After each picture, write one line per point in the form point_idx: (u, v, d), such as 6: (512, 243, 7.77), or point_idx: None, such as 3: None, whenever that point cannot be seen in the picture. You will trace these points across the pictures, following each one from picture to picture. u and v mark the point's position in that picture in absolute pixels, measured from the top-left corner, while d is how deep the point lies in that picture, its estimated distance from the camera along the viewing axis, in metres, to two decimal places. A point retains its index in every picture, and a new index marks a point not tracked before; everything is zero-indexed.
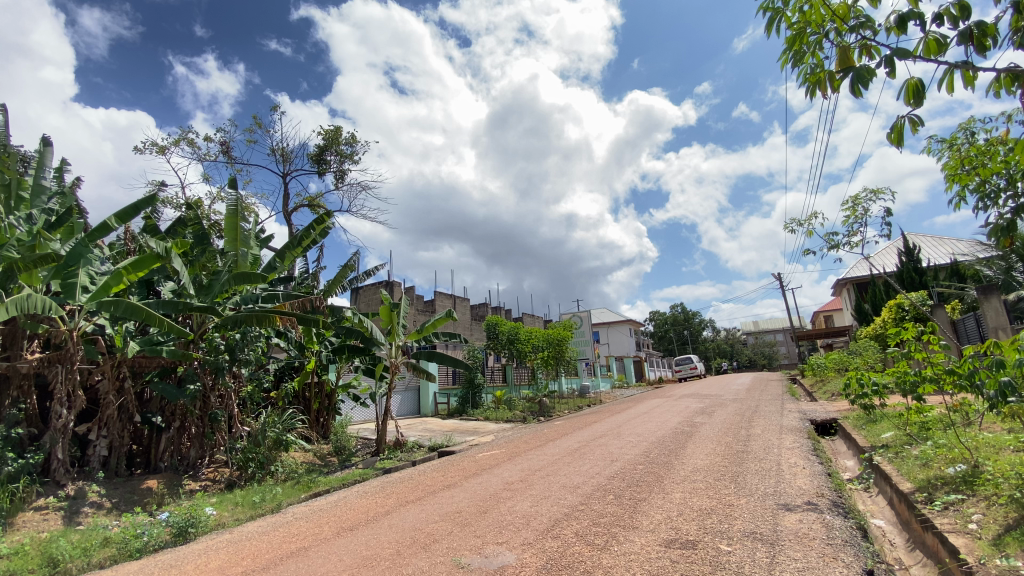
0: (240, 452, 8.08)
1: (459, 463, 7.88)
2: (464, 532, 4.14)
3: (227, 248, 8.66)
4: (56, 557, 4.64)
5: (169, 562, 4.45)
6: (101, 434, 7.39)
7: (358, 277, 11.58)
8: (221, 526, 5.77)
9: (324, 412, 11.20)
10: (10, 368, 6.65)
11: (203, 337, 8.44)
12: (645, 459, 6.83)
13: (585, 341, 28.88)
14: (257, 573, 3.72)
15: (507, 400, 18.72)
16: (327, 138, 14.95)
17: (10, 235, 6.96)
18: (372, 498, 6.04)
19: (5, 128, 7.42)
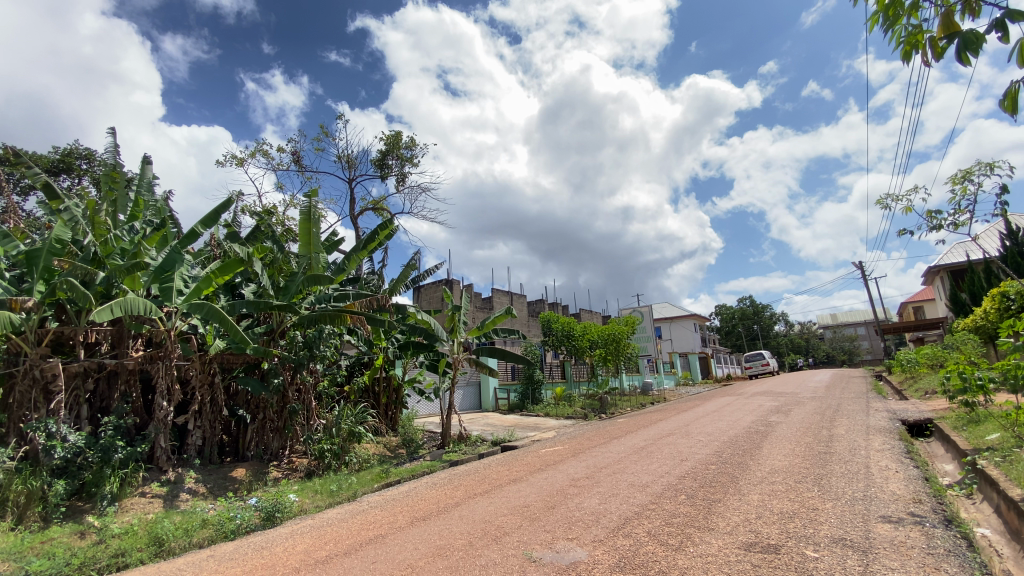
0: (317, 444, 8.58)
1: (523, 458, 7.94)
2: (533, 526, 4.16)
3: (302, 252, 9.20)
4: (161, 537, 5.11)
5: (260, 544, 4.79)
6: (196, 425, 8.07)
7: (418, 277, 11.93)
8: (304, 511, 6.16)
9: (392, 405, 11.57)
10: (119, 365, 7.40)
11: (282, 335, 9.00)
12: (718, 459, 6.54)
13: (646, 337, 28.14)
14: (340, 557, 3.92)
15: (567, 397, 18.62)
16: (388, 144, 15.49)
17: (116, 245, 7.72)
18: (442, 490, 6.20)
19: (111, 149, 8.29)
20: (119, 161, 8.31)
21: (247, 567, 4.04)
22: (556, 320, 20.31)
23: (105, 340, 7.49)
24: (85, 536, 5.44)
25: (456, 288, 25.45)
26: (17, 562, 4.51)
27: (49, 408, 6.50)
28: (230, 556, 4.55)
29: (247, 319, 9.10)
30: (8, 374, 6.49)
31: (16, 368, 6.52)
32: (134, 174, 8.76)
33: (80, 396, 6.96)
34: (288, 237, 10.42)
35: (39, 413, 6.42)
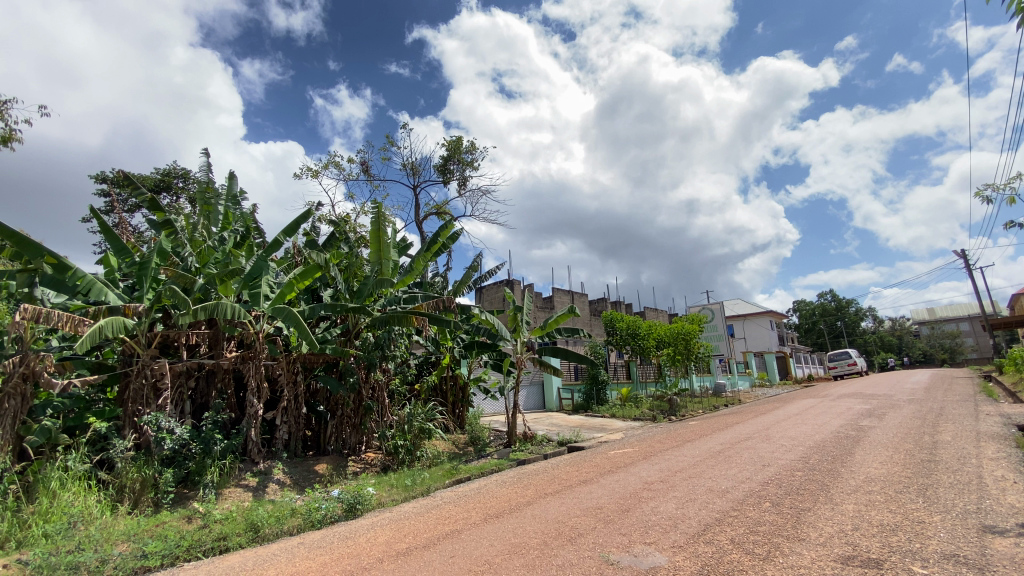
0: (391, 439, 9.02)
1: (592, 460, 7.84)
2: (608, 529, 4.10)
3: (373, 257, 9.60)
4: (256, 524, 5.50)
5: (344, 534, 5.04)
6: (283, 420, 8.63)
7: (480, 278, 12.12)
8: (382, 504, 6.44)
9: (458, 404, 11.78)
10: (216, 364, 8.05)
11: (357, 336, 9.44)
12: (804, 465, 6.13)
13: (717, 336, 26.92)
14: (420, 550, 4.05)
15: (634, 398, 18.22)
16: (449, 149, 15.87)
17: (211, 255, 8.48)
18: (513, 488, 6.26)
19: (204, 167, 9.07)
20: (211, 178, 9.13)
21: (334, 555, 4.27)
22: (619, 319, 19.91)
23: (204, 342, 8.17)
24: (192, 521, 5.99)
25: (518, 288, 25.64)
26: (136, 543, 5.05)
27: (158, 404, 7.21)
28: (319, 543, 4.84)
29: (325, 321, 9.64)
30: (125, 373, 7.24)
31: (131, 368, 7.26)
32: (225, 189, 9.58)
33: (183, 393, 7.67)
34: (360, 243, 10.94)
35: (150, 408, 7.13)
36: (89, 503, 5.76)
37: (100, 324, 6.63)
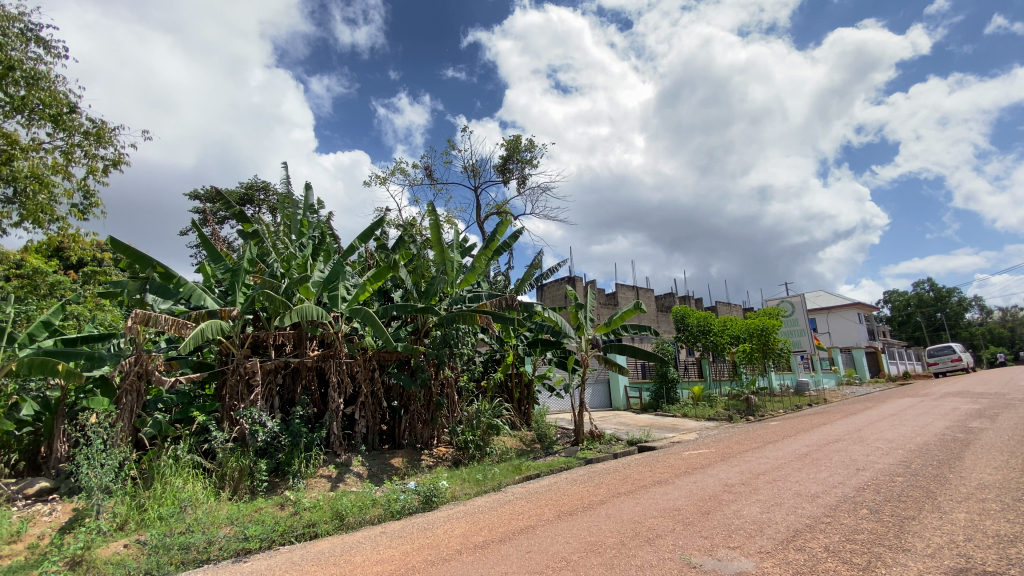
0: (461, 435, 9.24)
1: (666, 460, 7.61)
2: (688, 531, 3.98)
3: (439, 258, 9.89)
4: (341, 513, 5.84)
5: (422, 525, 5.23)
6: (361, 415, 9.11)
7: (542, 275, 12.13)
8: (456, 498, 6.62)
9: (524, 401, 11.84)
10: (300, 363, 8.58)
11: (426, 335, 9.80)
12: (905, 470, 5.61)
13: (798, 331, 25.23)
14: (496, 544, 4.13)
15: (706, 397, 17.51)
16: (509, 149, 16.00)
17: (293, 260, 9.10)
18: (585, 486, 6.21)
19: (283, 180, 9.74)
20: (289, 189, 9.79)
21: (414, 545, 4.43)
22: (689, 314, 19.10)
23: (289, 341, 8.76)
24: (284, 507, 6.47)
25: (580, 285, 25.40)
26: (237, 526, 5.53)
27: (252, 399, 7.84)
28: (399, 533, 5.06)
29: (396, 320, 10.04)
30: (223, 371, 7.93)
31: (227, 366, 7.94)
32: (302, 199, 10.22)
33: (273, 389, 8.29)
34: (426, 245, 11.30)
35: (245, 403, 7.75)
36: (196, 489, 6.36)
37: (200, 326, 7.29)
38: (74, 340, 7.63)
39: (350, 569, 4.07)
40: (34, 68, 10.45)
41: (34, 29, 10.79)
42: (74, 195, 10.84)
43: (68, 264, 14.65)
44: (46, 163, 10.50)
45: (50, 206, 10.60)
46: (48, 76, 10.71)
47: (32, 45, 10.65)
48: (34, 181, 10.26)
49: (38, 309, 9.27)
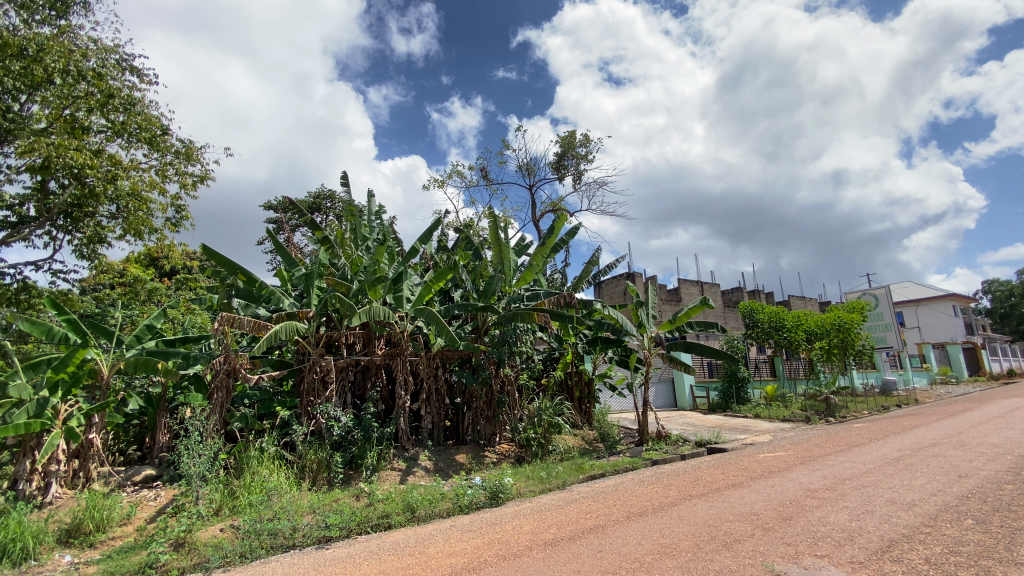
0: (523, 432, 9.31)
1: (739, 462, 7.29)
2: (769, 536, 3.80)
3: (496, 258, 9.99)
4: (412, 505, 6.05)
5: (490, 521, 5.32)
6: (427, 411, 9.39)
7: (600, 272, 11.97)
8: (522, 495, 6.67)
9: (585, 400, 11.66)
10: (369, 361, 8.97)
11: (487, 333, 9.98)
12: (1017, 478, 5.04)
13: (883, 326, 23.38)
14: (566, 542, 4.13)
15: (780, 397, 16.57)
16: (564, 145, 15.89)
17: (360, 264, 9.53)
18: (653, 487, 6.07)
19: (348, 187, 10.22)
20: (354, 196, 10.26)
21: (485, 539, 4.53)
22: (759, 310, 18.22)
23: (359, 341, 9.18)
24: (360, 498, 6.80)
25: (640, 281, 24.81)
26: (319, 515, 5.87)
27: (327, 395, 8.30)
28: (469, 527, 5.18)
29: (457, 319, 10.27)
30: (300, 368, 8.46)
31: (304, 364, 8.45)
32: (366, 205, 10.69)
33: (345, 385, 8.73)
34: (483, 245, 11.45)
35: (321, 398, 8.23)
36: (280, 479, 6.81)
37: (278, 328, 7.77)
38: (173, 341, 8.40)
39: (424, 559, 4.23)
40: (131, 95, 11.58)
41: (129, 60, 11.96)
42: (167, 210, 11.90)
43: (163, 273, 16.09)
44: (143, 181, 11.60)
45: (147, 220, 11.70)
46: (142, 101, 11.84)
47: (128, 74, 11.80)
48: (134, 198, 11.35)
49: (141, 314, 10.26)
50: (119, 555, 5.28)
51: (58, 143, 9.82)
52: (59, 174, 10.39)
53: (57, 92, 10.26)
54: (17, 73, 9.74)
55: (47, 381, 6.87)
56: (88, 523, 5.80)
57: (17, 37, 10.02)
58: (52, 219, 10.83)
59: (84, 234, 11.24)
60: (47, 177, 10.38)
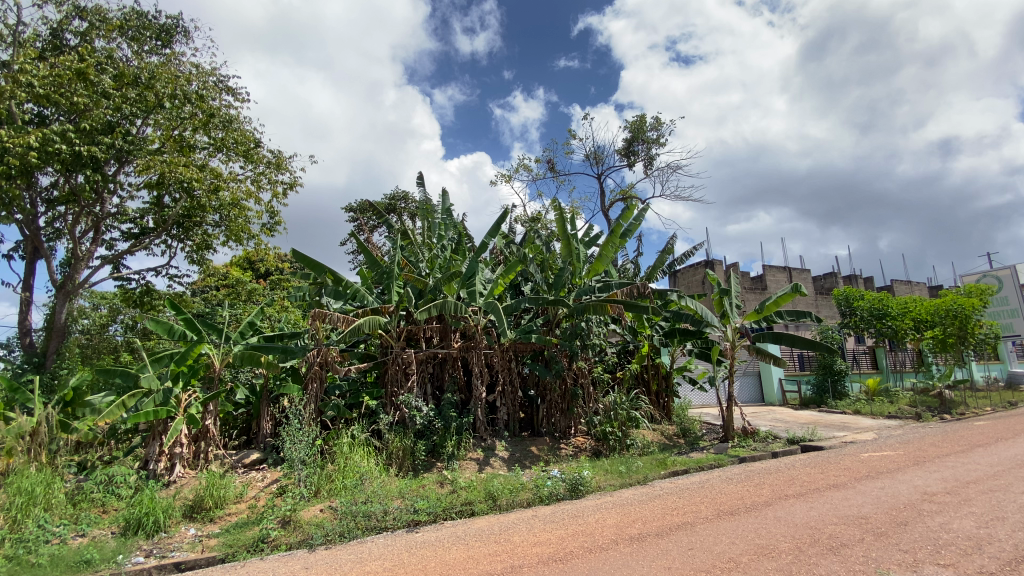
0: (599, 426, 9.17)
1: (839, 462, 6.75)
2: (881, 542, 3.50)
3: (566, 250, 9.91)
4: (493, 494, 6.19)
5: (572, 512, 5.33)
6: (502, 402, 9.55)
7: (676, 261, 11.50)
8: (603, 488, 6.60)
9: (663, 394, 11.26)
10: (446, 354, 9.25)
11: (558, 326, 9.93)
12: None
13: (1010, 311, 20.58)
14: (653, 538, 4.05)
15: (884, 391, 15.09)
16: (633, 130, 15.42)
17: (435, 260, 9.86)
18: (744, 486, 5.76)
19: (421, 187, 10.57)
20: (425, 195, 10.61)
21: (569, 531, 4.54)
22: (857, 296, 17.05)
23: (436, 334, 9.48)
24: (444, 485, 7.08)
25: (719, 269, 23.62)
26: (407, 500, 6.18)
27: (409, 385, 8.69)
28: (551, 518, 5.21)
29: (529, 313, 10.31)
30: (384, 361, 8.90)
31: (387, 357, 8.89)
32: (438, 203, 11.01)
33: (425, 377, 9.06)
34: (552, 237, 11.38)
35: (403, 388, 8.63)
36: (371, 465, 7.23)
37: (361, 322, 8.22)
38: (273, 336, 9.16)
39: (510, 547, 4.32)
40: (228, 113, 12.71)
41: (225, 80, 13.10)
42: (262, 216, 12.97)
43: (259, 274, 17.53)
44: (241, 191, 12.71)
45: (246, 226, 12.83)
46: (238, 117, 12.96)
47: (225, 93, 12.95)
48: (234, 207, 12.47)
49: (244, 312, 11.25)
50: (235, 529, 5.87)
51: (170, 161, 11.06)
52: (171, 188, 11.63)
53: (167, 115, 11.49)
54: (134, 100, 11.00)
55: (170, 373, 7.73)
56: (208, 500, 6.49)
57: (134, 68, 11.32)
58: (167, 229, 12.12)
59: (194, 241, 12.50)
60: (162, 192, 11.65)
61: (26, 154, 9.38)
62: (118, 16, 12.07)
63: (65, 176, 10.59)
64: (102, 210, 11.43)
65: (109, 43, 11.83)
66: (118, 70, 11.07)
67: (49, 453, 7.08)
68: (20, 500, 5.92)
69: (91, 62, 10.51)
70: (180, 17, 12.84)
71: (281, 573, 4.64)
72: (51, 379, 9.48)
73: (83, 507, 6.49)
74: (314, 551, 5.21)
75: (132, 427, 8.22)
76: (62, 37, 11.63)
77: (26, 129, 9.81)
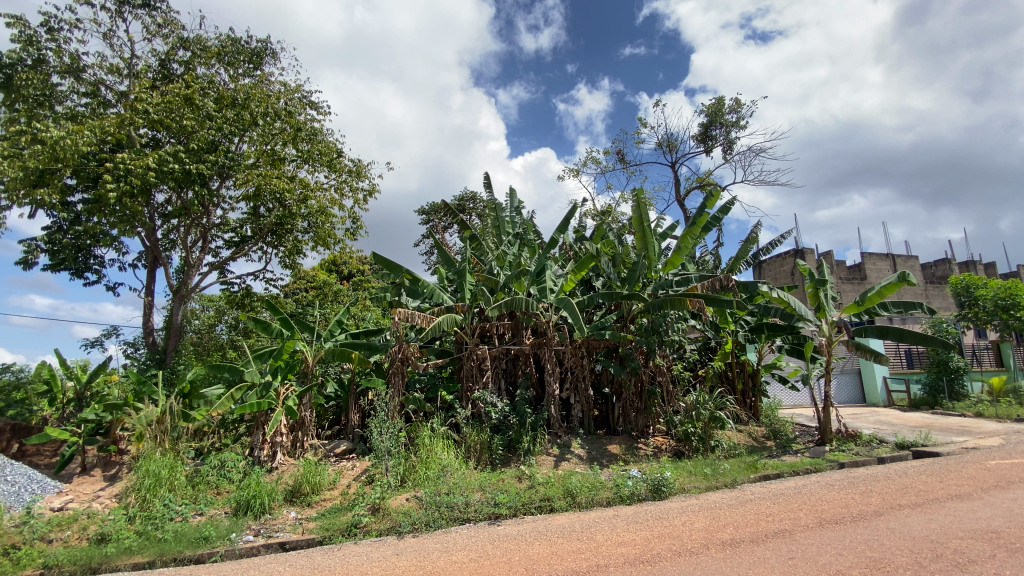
0: (680, 426, 8.81)
1: (962, 470, 6.01)
2: (1020, 560, 3.08)
3: (640, 243, 9.61)
4: (572, 491, 6.17)
5: (656, 514, 5.18)
6: (576, 399, 9.46)
7: (760, 252, 10.80)
8: (687, 490, 6.36)
9: (750, 393, 10.59)
10: (519, 350, 9.31)
11: (633, 321, 9.66)
12: None
13: None
14: (747, 544, 3.85)
15: (1015, 391, 13.27)
16: (710, 114, 14.67)
17: (506, 257, 9.94)
18: (847, 493, 5.30)
19: (490, 186, 10.72)
20: (494, 195, 10.76)
21: (655, 532, 4.42)
22: (979, 285, 15.09)
23: (508, 331, 9.56)
24: (522, 480, 7.15)
25: (809, 258, 21.91)
26: (488, 493, 6.31)
27: (483, 381, 8.86)
28: (634, 518, 5.10)
29: (601, 309, 10.15)
30: (459, 356, 9.14)
31: (462, 353, 9.12)
32: (506, 203, 11.12)
33: (499, 374, 9.19)
34: (624, 230, 11.10)
35: (478, 384, 8.80)
36: (451, 457, 7.44)
37: (440, 320, 8.53)
38: (357, 334, 9.70)
39: (594, 546, 4.27)
40: (313, 126, 13.62)
41: (309, 96, 14.03)
42: (346, 221, 13.77)
43: (343, 276, 18.63)
44: (327, 199, 13.58)
45: (332, 232, 13.72)
46: (321, 130, 13.86)
47: (309, 108, 13.88)
48: (321, 214, 13.39)
49: (332, 312, 12.01)
50: (331, 514, 6.29)
51: (265, 174, 12.09)
52: (266, 199, 12.67)
53: (261, 131, 12.52)
54: (232, 119, 12.08)
55: (270, 367, 8.47)
56: (306, 486, 7.01)
57: (231, 90, 12.42)
58: (263, 237, 13.19)
59: (287, 247, 13.50)
60: (258, 203, 12.70)
61: (147, 174, 10.61)
62: (216, 44, 13.32)
63: (177, 193, 11.85)
64: (208, 221, 12.66)
65: (210, 70, 13.09)
66: (218, 94, 12.20)
67: (172, 439, 7.95)
68: (149, 481, 6.76)
69: (195, 88, 11.69)
70: (268, 40, 13.92)
71: (373, 557, 4.91)
72: (171, 373, 10.65)
73: (202, 488, 7.25)
74: (402, 537, 5.47)
75: (239, 417, 9.04)
76: (169, 66, 13.00)
77: (145, 152, 11.11)
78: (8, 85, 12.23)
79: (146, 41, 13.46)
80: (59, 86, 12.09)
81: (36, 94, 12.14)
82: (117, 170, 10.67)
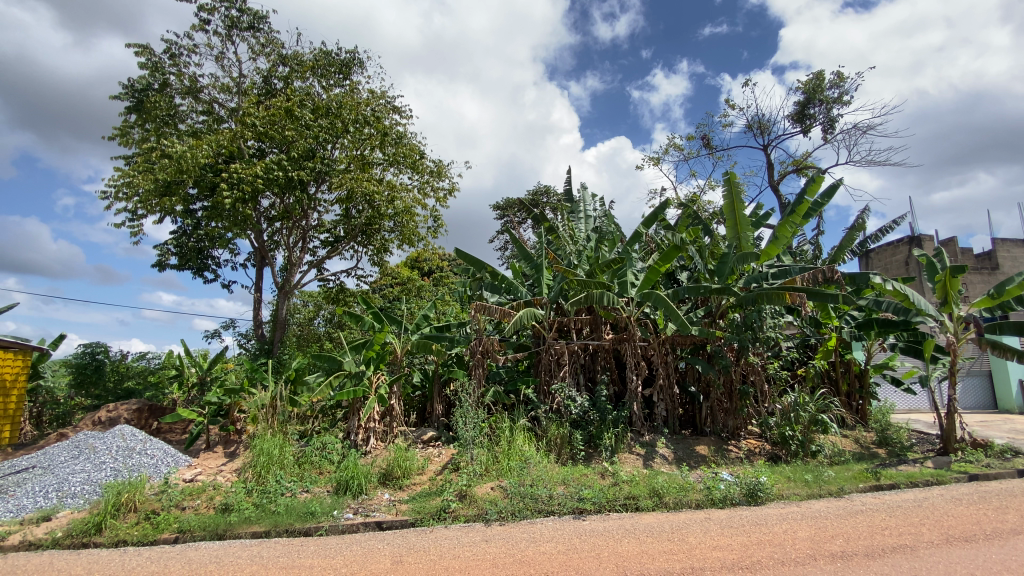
0: (776, 428, 8.26)
1: None
2: None
3: (731, 233, 9.10)
4: (659, 491, 6.03)
5: (753, 520, 4.93)
6: (660, 398, 9.16)
7: (868, 240, 9.85)
8: (786, 497, 5.98)
9: (856, 396, 9.77)
10: (599, 346, 9.22)
11: (723, 317, 9.25)
12: None
13: None
14: (861, 558, 3.57)
15: None
16: (808, 91, 13.53)
17: (584, 251, 9.84)
18: (981, 510, 4.71)
19: (568, 180, 10.65)
20: (571, 189, 10.69)
21: (753, 539, 4.21)
22: None
23: (587, 326, 9.48)
24: (606, 476, 7.08)
25: (926, 247, 19.58)
26: (572, 487, 6.33)
27: (563, 376, 8.89)
28: (728, 523, 4.88)
29: (687, 303, 9.77)
30: (538, 351, 9.21)
31: (541, 348, 9.18)
32: (582, 197, 11.01)
33: (579, 369, 9.16)
34: (711, 220, 10.57)
35: (556, 378, 8.88)
36: (533, 450, 7.52)
37: (520, 314, 8.63)
38: (440, 327, 10.09)
39: (686, 548, 4.16)
40: (398, 130, 14.33)
41: (393, 101, 14.73)
42: (428, 220, 14.36)
43: (425, 272, 19.42)
44: (411, 199, 14.21)
45: (416, 230, 14.38)
46: (406, 133, 14.57)
47: (394, 112, 14.58)
48: (406, 214, 14.07)
49: (417, 307, 12.60)
50: (421, 498, 6.63)
51: (357, 178, 12.89)
52: (357, 201, 13.49)
53: (352, 138, 13.34)
54: (326, 127, 12.94)
55: (363, 358, 9.07)
56: (397, 471, 7.45)
57: (325, 100, 13.33)
58: (354, 236, 14.10)
59: (375, 246, 14.34)
60: (350, 205, 13.56)
61: (255, 181, 11.74)
62: (311, 58, 14.38)
63: (280, 198, 13.00)
64: (307, 223, 13.74)
65: (306, 83, 14.14)
66: (314, 104, 13.15)
67: (281, 420, 8.74)
68: (263, 459, 7.53)
69: (294, 100, 12.69)
70: (356, 50, 14.77)
71: (463, 542, 5.13)
72: (278, 362, 11.73)
73: (307, 467, 7.93)
74: (490, 525, 5.66)
75: (336, 403, 9.75)
76: (271, 82, 14.22)
77: (253, 161, 12.27)
78: (141, 108, 14.04)
79: (252, 60, 14.82)
80: (181, 106, 13.64)
81: (163, 115, 13.77)
82: (231, 179, 11.87)
